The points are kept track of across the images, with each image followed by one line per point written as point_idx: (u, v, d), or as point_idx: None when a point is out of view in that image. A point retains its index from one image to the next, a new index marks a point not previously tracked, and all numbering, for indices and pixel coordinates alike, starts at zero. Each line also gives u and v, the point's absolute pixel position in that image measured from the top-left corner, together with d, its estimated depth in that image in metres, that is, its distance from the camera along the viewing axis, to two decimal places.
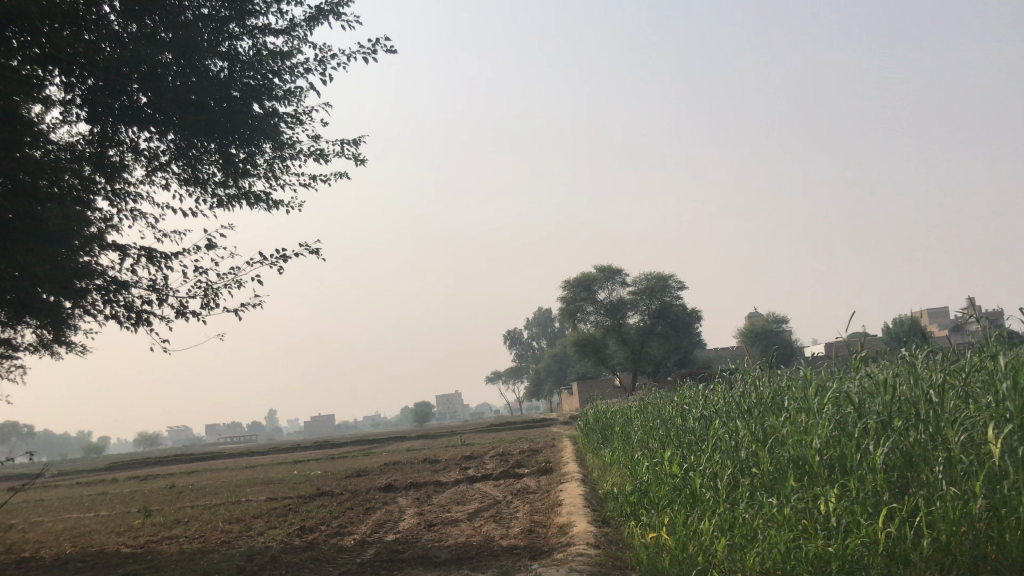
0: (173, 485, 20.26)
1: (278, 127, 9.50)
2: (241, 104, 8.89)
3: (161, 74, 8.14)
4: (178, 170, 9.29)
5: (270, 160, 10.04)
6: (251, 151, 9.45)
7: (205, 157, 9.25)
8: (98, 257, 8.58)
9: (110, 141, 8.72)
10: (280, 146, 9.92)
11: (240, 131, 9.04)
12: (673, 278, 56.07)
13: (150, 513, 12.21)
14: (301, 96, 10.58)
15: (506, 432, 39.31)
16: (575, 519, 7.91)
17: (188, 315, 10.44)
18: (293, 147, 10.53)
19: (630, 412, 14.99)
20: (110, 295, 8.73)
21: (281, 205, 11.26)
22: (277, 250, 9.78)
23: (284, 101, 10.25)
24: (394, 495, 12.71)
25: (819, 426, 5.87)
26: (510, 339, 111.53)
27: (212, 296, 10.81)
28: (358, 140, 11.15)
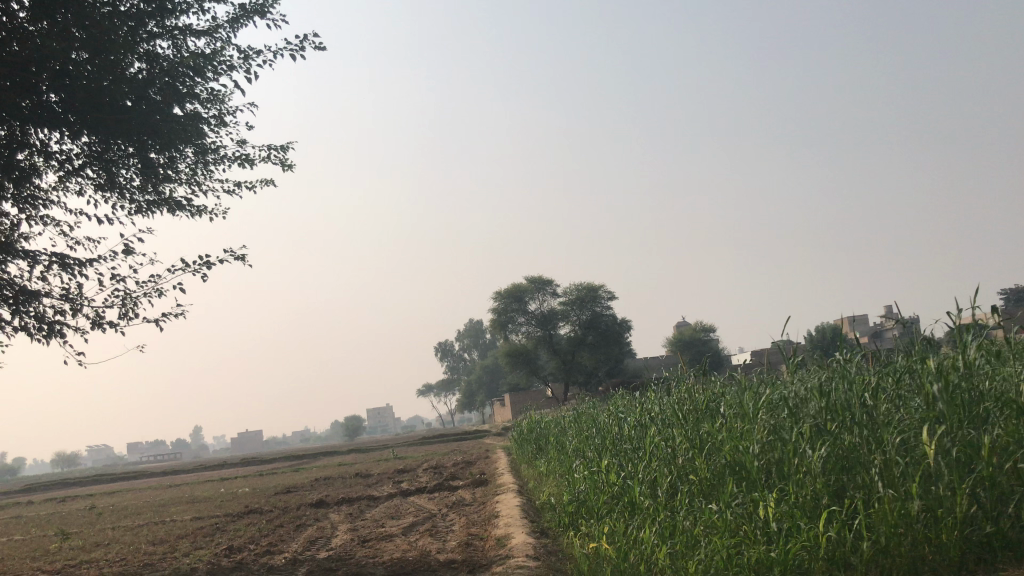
0: (91, 506, 19.40)
1: (200, 130, 9.17)
2: (161, 107, 8.57)
3: (75, 73, 7.78)
4: (93, 175, 8.87)
5: (192, 165, 9.71)
6: (172, 156, 9.11)
7: (123, 161, 8.86)
8: (5, 266, 8.11)
9: (19, 145, 8.28)
10: (203, 151, 9.59)
11: (160, 134, 8.70)
12: (603, 289, 56.57)
13: (66, 536, 11.61)
14: (224, 99, 10.24)
15: (439, 444, 39.00)
16: (513, 531, 7.79)
17: (106, 326, 9.98)
18: (217, 152, 10.20)
19: (564, 421, 14.97)
20: (19, 306, 8.26)
21: (204, 211, 10.88)
22: (200, 258, 9.42)
23: (206, 104, 9.91)
24: (326, 511, 12.38)
25: (756, 431, 5.89)
26: (442, 351, 110.97)
27: (131, 306, 10.36)
28: (286, 146, 10.88)
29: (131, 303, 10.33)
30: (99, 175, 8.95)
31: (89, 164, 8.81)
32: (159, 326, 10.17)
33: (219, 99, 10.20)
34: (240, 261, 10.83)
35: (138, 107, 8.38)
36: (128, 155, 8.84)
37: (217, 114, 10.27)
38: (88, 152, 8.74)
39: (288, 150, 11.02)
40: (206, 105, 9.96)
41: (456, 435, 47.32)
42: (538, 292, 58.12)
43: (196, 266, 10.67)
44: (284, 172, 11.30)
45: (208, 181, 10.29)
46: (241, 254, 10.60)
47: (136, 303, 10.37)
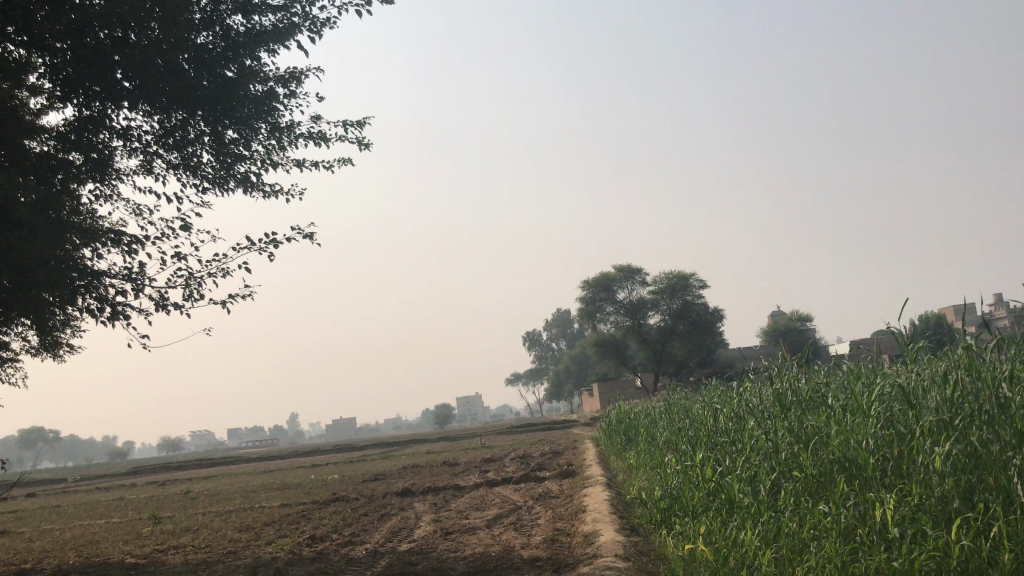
0: (189, 490, 19.90)
1: (272, 107, 9.14)
2: (236, 84, 8.58)
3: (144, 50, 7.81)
4: (167, 154, 8.96)
5: (267, 143, 9.71)
6: (247, 134, 9.14)
7: (197, 139, 8.92)
8: (82, 248, 8.20)
9: (98, 128, 8.42)
10: (277, 129, 9.60)
11: (232, 112, 8.71)
12: (694, 277, 55.26)
13: (159, 520, 11.80)
14: (300, 76, 10.15)
15: (525, 434, 38.81)
16: (602, 528, 7.38)
17: (174, 308, 10.05)
18: (291, 129, 10.13)
19: (654, 412, 14.44)
20: (93, 288, 8.34)
21: (279, 190, 10.91)
22: (268, 237, 9.36)
23: (280, 80, 9.85)
24: (411, 501, 12.25)
25: (869, 425, 5.33)
26: (531, 340, 111.18)
27: (198, 288, 10.43)
28: (362, 122, 10.72)
29: (199, 285, 10.39)
30: (171, 154, 9.04)
31: (160, 142, 8.91)
32: (229, 309, 10.19)
33: (294, 74, 10.12)
34: (313, 239, 10.81)
35: (209, 83, 8.41)
36: (201, 133, 8.88)
37: (292, 90, 10.20)
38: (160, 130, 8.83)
39: (364, 125, 10.92)
40: (281, 82, 9.91)
41: (544, 425, 47.20)
42: (627, 281, 57.17)
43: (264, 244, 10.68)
44: (361, 150, 11.17)
45: (283, 160, 10.30)
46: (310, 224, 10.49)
47: (202, 285, 10.42)
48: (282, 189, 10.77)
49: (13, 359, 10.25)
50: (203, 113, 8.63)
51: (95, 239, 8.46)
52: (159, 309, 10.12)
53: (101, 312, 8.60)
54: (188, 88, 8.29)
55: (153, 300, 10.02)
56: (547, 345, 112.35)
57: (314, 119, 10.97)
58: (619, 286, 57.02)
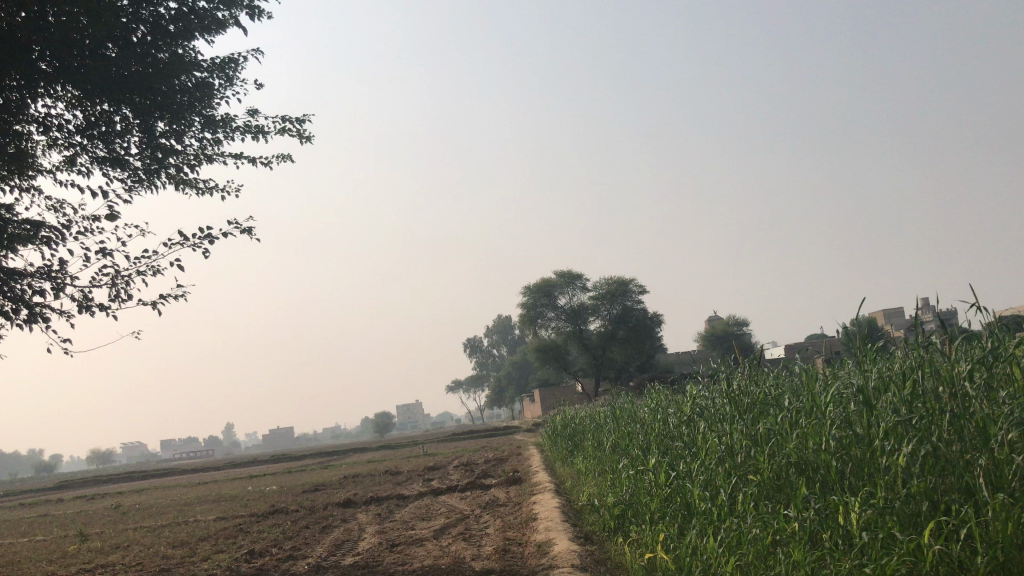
0: (118, 505, 19.10)
1: (205, 98, 8.79)
2: (168, 74, 8.22)
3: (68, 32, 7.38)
4: (92, 147, 8.53)
5: (202, 138, 9.34)
6: (179, 127, 8.77)
7: (125, 132, 8.52)
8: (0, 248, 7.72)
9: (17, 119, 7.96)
10: (212, 123, 9.23)
11: (163, 104, 8.37)
12: (634, 283, 55.77)
13: (86, 537, 11.22)
14: (236, 67, 9.79)
15: (467, 441, 38.50)
16: (555, 536, 7.19)
17: (99, 310, 9.52)
18: (228, 123, 9.76)
19: (599, 417, 14.34)
20: (10, 291, 7.84)
21: (214, 188, 10.50)
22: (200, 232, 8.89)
23: (216, 70, 9.49)
24: (354, 512, 11.89)
25: (829, 427, 5.25)
26: (471, 347, 110.94)
27: (125, 288, 9.91)
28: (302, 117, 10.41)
29: (126, 285, 9.88)
30: (95, 144, 8.61)
31: (85, 133, 8.46)
32: (159, 311, 9.73)
33: (229, 65, 9.75)
34: (251, 238, 10.41)
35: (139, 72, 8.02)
36: (129, 122, 8.49)
37: (228, 82, 9.84)
38: (83, 119, 8.39)
39: (303, 121, 10.64)
40: (216, 73, 9.54)
41: (487, 431, 46.97)
42: (568, 287, 57.34)
43: (195, 242, 10.25)
44: (301, 146, 10.87)
45: (218, 155, 9.92)
46: (247, 224, 10.10)
47: (130, 285, 9.91)
48: (218, 185, 10.38)
49: None
50: (132, 103, 8.25)
51: (12, 237, 7.96)
52: (82, 311, 9.59)
53: (17, 313, 8.06)
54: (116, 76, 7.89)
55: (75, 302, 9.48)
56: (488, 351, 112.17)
57: (251, 113, 10.61)
58: (559, 291, 57.16)
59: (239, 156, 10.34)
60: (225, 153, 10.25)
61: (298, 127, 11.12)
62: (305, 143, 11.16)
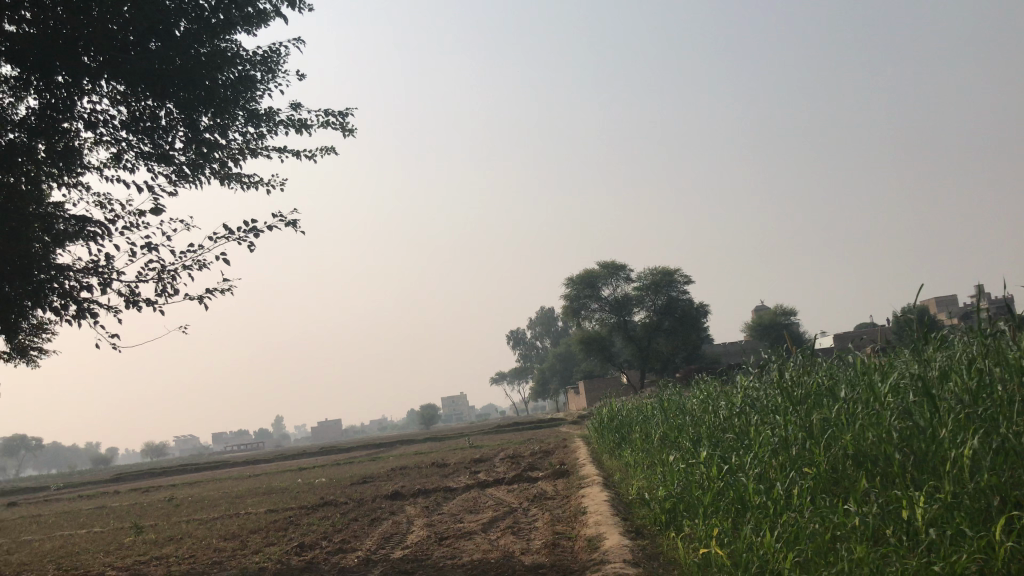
0: (172, 497, 19.46)
1: (248, 91, 8.85)
2: (210, 69, 8.26)
3: (103, 23, 7.56)
4: (138, 142, 8.63)
5: (246, 132, 9.40)
6: (223, 121, 8.83)
7: (170, 126, 8.61)
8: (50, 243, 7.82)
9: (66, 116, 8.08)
10: (256, 118, 9.29)
11: (207, 98, 8.43)
12: (678, 273, 55.19)
13: (140, 530, 11.39)
14: (278, 60, 9.84)
15: (512, 433, 38.51)
16: (605, 531, 7.08)
17: (146, 305, 9.61)
18: (271, 117, 9.81)
19: (646, 410, 14.18)
20: (60, 286, 7.93)
21: (258, 183, 10.56)
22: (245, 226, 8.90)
23: (258, 64, 9.55)
24: (402, 504, 11.91)
25: (891, 419, 5.07)
26: (515, 339, 111.03)
27: (172, 282, 9.98)
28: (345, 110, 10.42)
29: (171, 280, 9.95)
30: (141, 140, 8.71)
31: (131, 129, 8.56)
32: (205, 304, 9.77)
33: (272, 59, 9.80)
34: (296, 231, 10.45)
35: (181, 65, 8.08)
36: (173, 117, 8.57)
37: (270, 76, 9.89)
38: (128, 115, 8.48)
39: (345, 113, 10.64)
40: (259, 67, 9.60)
41: (531, 423, 46.89)
42: (611, 278, 56.96)
43: (240, 236, 10.30)
44: (344, 139, 10.89)
45: (262, 148, 9.98)
46: (290, 218, 10.12)
47: (176, 280, 9.98)
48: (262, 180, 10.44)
49: None
50: (177, 98, 8.33)
51: (62, 232, 8.06)
52: (130, 306, 9.69)
53: (66, 308, 8.16)
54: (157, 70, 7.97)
55: (123, 297, 9.57)
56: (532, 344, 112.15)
57: (294, 107, 10.65)
58: (603, 283, 56.83)
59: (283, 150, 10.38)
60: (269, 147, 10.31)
61: (340, 120, 11.14)
62: (348, 136, 11.17)
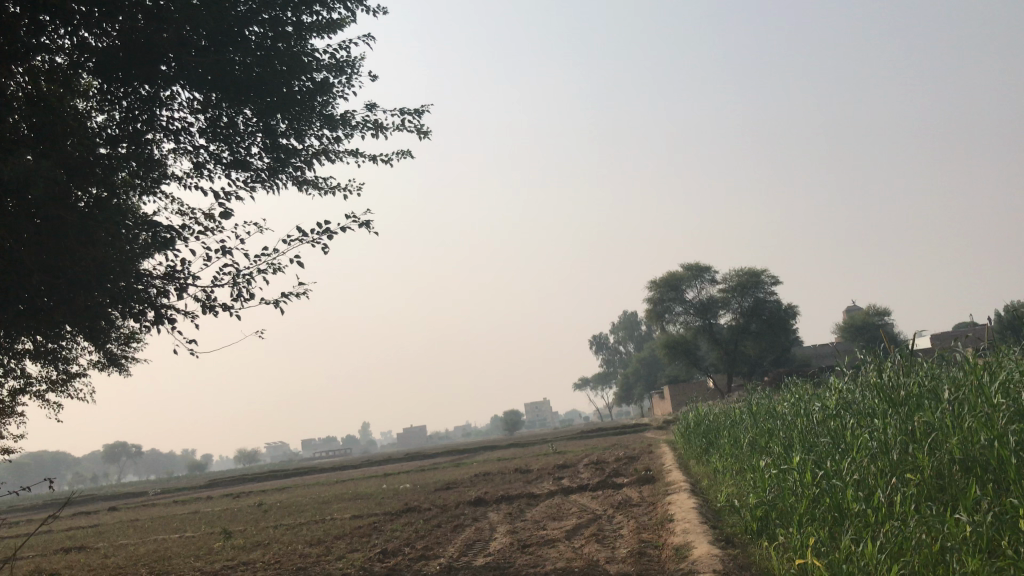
0: (263, 502, 19.89)
1: (321, 95, 9.05)
2: (286, 77, 8.57)
3: (182, 33, 7.82)
4: (217, 149, 8.90)
5: (322, 137, 9.59)
6: (297, 126, 9.05)
7: (246, 132, 8.86)
8: (136, 253, 8.05)
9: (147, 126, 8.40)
10: (332, 122, 9.46)
11: (281, 102, 8.67)
12: (765, 274, 53.83)
13: (231, 535, 11.64)
14: (355, 66, 9.99)
15: (596, 439, 38.15)
16: (693, 539, 6.83)
17: (224, 309, 9.85)
18: (348, 122, 9.96)
19: (735, 414, 13.76)
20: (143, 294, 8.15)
21: (335, 188, 10.72)
22: (319, 228, 8.95)
23: (336, 70, 9.72)
24: (486, 510, 11.83)
25: (1003, 420, 4.71)
26: (598, 344, 110.36)
27: (247, 287, 10.20)
28: (421, 113, 10.50)
29: (247, 285, 10.12)
30: (219, 147, 8.95)
31: (210, 137, 8.84)
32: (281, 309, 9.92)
33: (349, 65, 9.96)
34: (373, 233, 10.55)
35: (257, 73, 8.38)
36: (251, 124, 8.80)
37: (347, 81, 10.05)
38: (207, 123, 8.76)
39: (421, 116, 10.74)
40: (337, 73, 9.78)
41: (615, 429, 46.40)
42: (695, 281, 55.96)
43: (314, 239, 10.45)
44: (420, 142, 10.99)
45: (338, 153, 10.15)
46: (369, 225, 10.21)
47: (251, 284, 10.21)
48: (340, 186, 10.59)
49: (81, 375, 10.22)
50: (252, 104, 8.59)
51: (146, 240, 8.31)
52: (206, 310, 9.95)
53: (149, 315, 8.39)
54: (235, 78, 8.27)
55: (199, 301, 9.83)
56: (615, 349, 111.26)
57: (371, 112, 10.78)
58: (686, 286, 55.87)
59: (360, 155, 10.53)
60: (346, 152, 10.48)
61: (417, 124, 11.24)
62: (424, 139, 11.28)
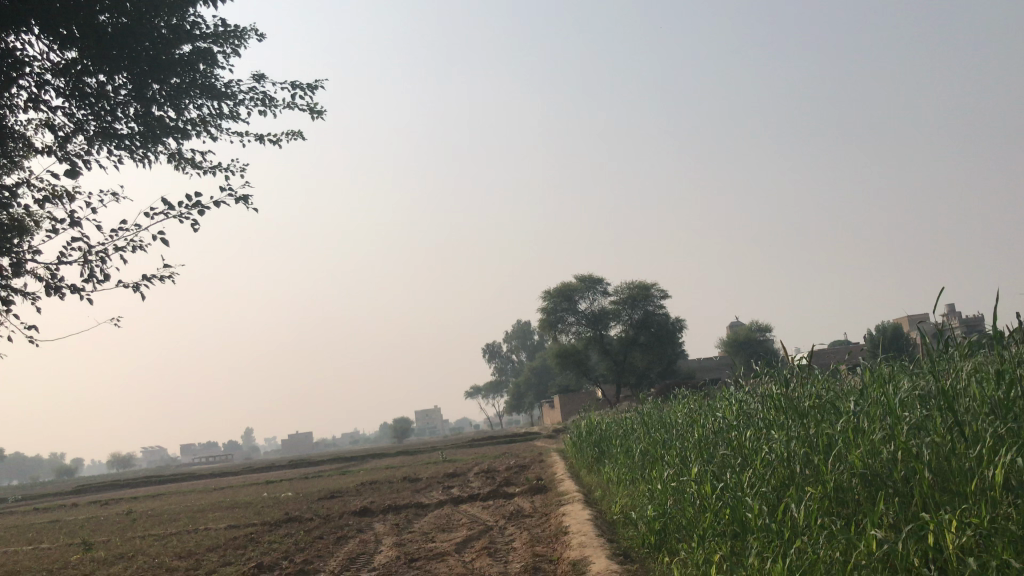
0: (130, 511, 18.57)
1: (195, 64, 9.12)
2: (165, 44, 8.82)
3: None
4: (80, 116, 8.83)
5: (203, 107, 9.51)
6: (174, 95, 9.12)
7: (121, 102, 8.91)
8: None
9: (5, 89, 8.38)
10: (212, 92, 9.42)
11: (153, 68, 8.83)
12: (655, 287, 54.97)
13: (91, 547, 10.71)
14: (244, 36, 9.63)
15: (485, 447, 37.83)
16: (591, 554, 6.57)
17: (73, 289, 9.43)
18: (233, 94, 9.92)
19: (627, 423, 13.68)
20: None
21: (217, 164, 10.52)
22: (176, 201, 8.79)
23: (227, 42, 9.41)
24: (371, 521, 11.30)
25: (903, 430, 4.64)
26: (490, 353, 110.55)
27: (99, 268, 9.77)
28: (312, 86, 10.47)
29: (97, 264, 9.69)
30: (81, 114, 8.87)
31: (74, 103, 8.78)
32: (143, 293, 9.47)
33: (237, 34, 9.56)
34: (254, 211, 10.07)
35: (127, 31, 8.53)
36: (121, 89, 8.82)
37: (232, 50, 9.73)
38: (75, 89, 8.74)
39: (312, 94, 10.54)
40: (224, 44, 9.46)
41: (505, 437, 46.22)
42: (588, 292, 56.57)
43: (178, 216, 10.10)
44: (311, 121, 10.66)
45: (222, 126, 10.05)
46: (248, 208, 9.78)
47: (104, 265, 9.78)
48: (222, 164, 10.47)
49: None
50: (125, 72, 8.74)
51: None
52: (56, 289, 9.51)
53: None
54: (107, 45, 8.50)
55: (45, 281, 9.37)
56: (507, 358, 111.53)
57: (258, 81, 10.61)
58: (580, 296, 56.36)
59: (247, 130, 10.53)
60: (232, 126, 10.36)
61: (308, 102, 10.84)
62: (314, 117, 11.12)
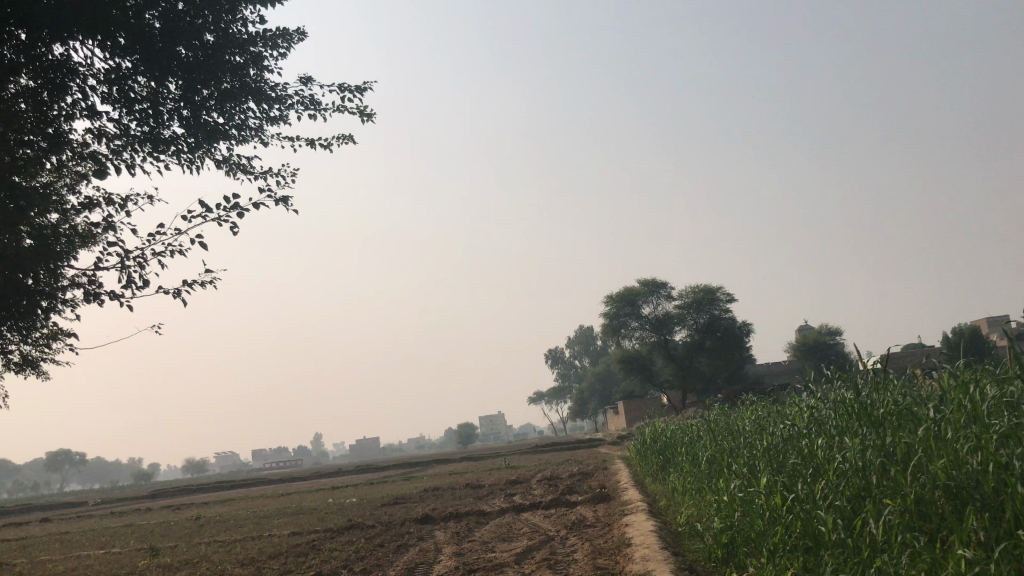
0: (199, 517, 18.88)
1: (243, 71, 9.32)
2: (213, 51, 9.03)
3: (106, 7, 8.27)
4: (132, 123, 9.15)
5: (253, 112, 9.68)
6: (223, 100, 9.32)
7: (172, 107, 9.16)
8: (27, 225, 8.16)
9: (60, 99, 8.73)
10: (262, 96, 9.59)
11: (203, 74, 9.04)
12: (719, 291, 54.00)
13: (158, 552, 10.83)
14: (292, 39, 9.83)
15: (548, 454, 37.55)
16: (654, 567, 6.30)
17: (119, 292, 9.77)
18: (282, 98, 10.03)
19: (692, 430, 13.31)
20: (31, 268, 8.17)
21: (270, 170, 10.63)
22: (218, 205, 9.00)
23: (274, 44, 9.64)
24: (432, 530, 11.18)
25: (990, 437, 4.30)
26: (554, 359, 110.17)
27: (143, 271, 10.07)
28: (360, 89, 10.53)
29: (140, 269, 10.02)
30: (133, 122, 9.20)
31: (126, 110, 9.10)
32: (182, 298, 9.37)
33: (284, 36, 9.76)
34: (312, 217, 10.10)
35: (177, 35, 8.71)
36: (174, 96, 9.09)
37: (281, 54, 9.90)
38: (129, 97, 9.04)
39: (362, 96, 10.60)
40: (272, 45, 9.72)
41: (569, 444, 45.85)
42: (651, 296, 55.89)
43: (219, 219, 10.33)
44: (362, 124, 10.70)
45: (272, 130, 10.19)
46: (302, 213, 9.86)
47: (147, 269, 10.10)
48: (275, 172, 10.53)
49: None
50: (177, 78, 8.96)
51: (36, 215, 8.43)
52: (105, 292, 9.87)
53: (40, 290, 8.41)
54: (159, 52, 8.73)
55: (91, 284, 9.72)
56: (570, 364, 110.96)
57: (307, 83, 10.70)
58: (643, 301, 55.71)
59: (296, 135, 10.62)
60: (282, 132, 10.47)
61: (359, 105, 10.90)
62: (366, 120, 11.18)
